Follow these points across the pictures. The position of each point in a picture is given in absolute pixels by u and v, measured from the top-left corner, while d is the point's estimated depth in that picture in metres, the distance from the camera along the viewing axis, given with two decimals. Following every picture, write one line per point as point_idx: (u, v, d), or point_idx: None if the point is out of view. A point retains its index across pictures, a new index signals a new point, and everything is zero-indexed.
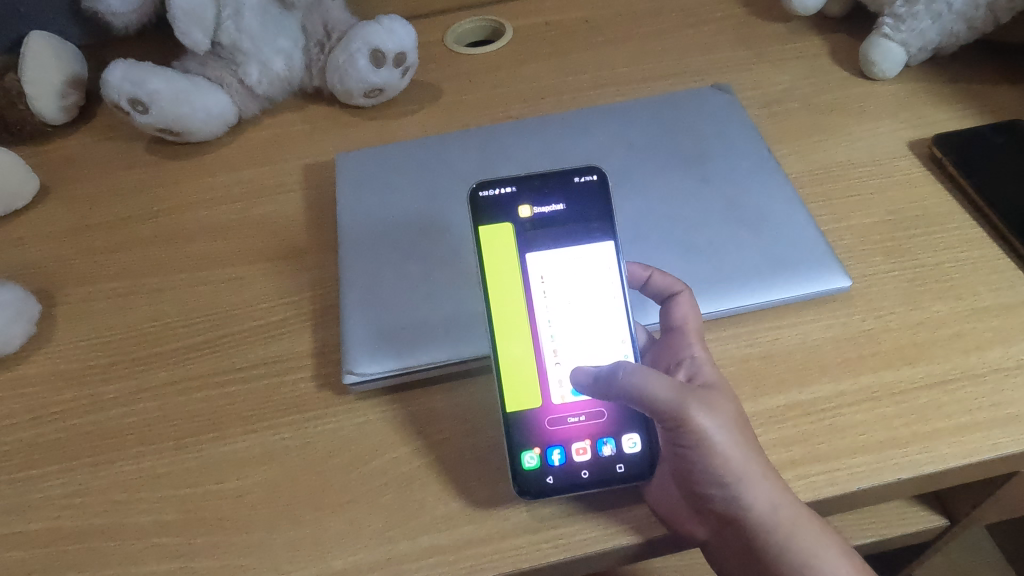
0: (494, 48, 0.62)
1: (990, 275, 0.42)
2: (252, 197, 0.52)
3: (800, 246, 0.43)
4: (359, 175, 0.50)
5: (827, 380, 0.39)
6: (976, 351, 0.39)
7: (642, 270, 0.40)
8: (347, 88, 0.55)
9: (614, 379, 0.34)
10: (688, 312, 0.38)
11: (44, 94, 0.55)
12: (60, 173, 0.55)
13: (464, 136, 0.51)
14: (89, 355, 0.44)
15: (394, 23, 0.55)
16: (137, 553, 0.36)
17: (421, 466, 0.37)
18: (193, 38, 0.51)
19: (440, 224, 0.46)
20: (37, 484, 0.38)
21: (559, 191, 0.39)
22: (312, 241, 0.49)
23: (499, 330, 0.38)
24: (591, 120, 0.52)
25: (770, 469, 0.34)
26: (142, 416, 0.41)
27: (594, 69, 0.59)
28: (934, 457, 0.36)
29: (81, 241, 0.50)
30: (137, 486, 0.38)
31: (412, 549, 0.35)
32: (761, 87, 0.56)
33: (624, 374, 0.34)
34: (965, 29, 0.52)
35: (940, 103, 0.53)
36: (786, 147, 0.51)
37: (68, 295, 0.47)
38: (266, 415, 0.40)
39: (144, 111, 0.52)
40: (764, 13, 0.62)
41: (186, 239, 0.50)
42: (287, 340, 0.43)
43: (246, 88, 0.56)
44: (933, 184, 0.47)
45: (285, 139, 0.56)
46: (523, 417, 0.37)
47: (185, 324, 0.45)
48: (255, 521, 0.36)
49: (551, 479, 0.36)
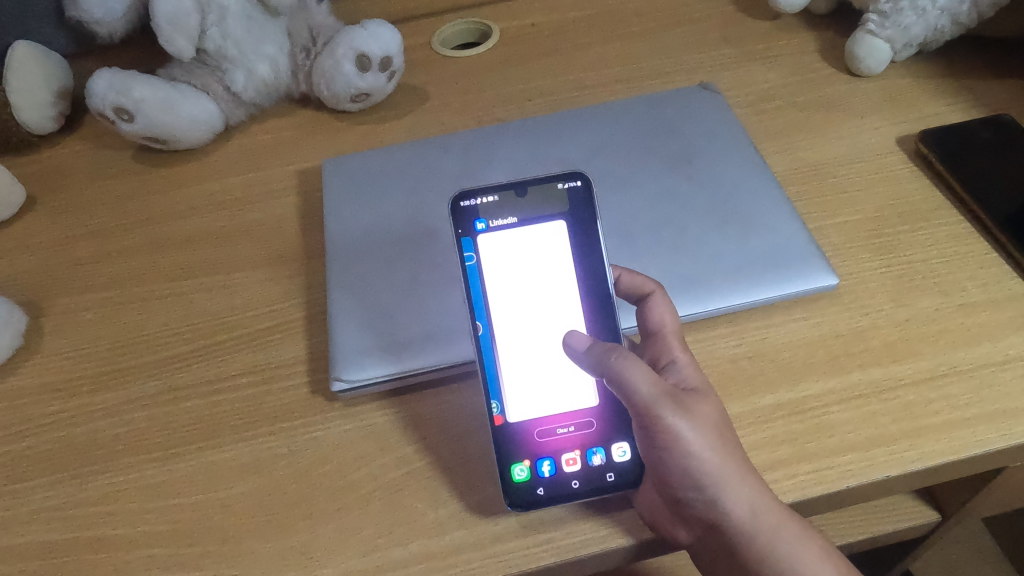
0: (480, 50, 0.62)
1: (977, 269, 0.42)
2: (239, 204, 0.52)
3: (786, 246, 0.43)
4: (345, 180, 0.50)
5: (815, 379, 0.39)
6: (963, 347, 0.39)
7: (612, 270, 0.40)
8: (334, 93, 0.55)
9: (608, 362, 0.34)
10: (665, 314, 0.38)
11: (30, 103, 0.55)
12: (46, 183, 0.55)
13: (451, 139, 0.51)
14: (76, 366, 0.44)
15: (379, 27, 0.55)
16: (124, 564, 0.35)
17: (410, 473, 0.37)
18: (178, 45, 0.51)
19: (427, 229, 0.46)
20: (24, 496, 0.38)
21: (544, 197, 0.39)
22: (299, 247, 0.49)
23: (483, 338, 0.38)
24: (577, 122, 0.51)
25: (752, 473, 0.34)
26: (129, 426, 0.40)
27: (580, 70, 0.59)
28: (921, 453, 0.36)
29: (67, 251, 0.50)
30: (125, 496, 0.38)
31: (401, 556, 0.35)
32: (748, 85, 0.56)
33: (611, 367, 0.34)
34: (949, 24, 0.52)
35: (926, 98, 0.53)
36: (773, 145, 0.51)
37: (55, 306, 0.47)
38: (253, 423, 0.40)
39: (130, 120, 0.52)
40: (750, 11, 0.62)
41: (172, 247, 0.50)
42: (275, 347, 0.43)
43: (232, 95, 0.56)
44: (919, 180, 0.48)
45: (272, 145, 0.56)
46: (513, 430, 0.37)
47: (172, 333, 0.45)
48: (245, 530, 0.36)
49: (542, 491, 0.36)
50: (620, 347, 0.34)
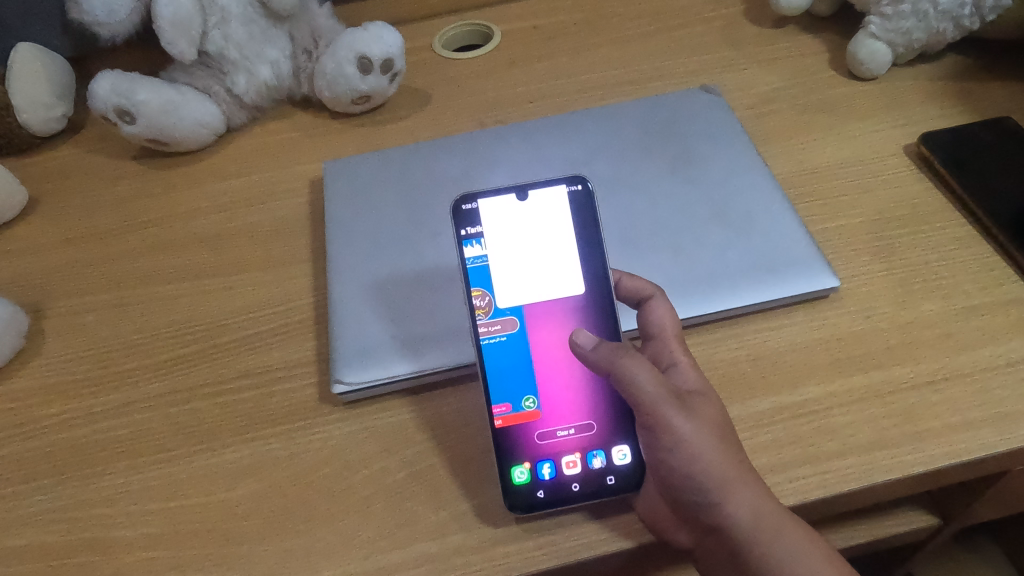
0: (482, 52, 0.62)
1: (979, 273, 0.42)
2: (241, 206, 0.52)
3: (787, 249, 0.43)
4: (347, 181, 0.50)
5: (817, 381, 0.39)
6: (966, 350, 0.39)
7: (612, 274, 0.40)
8: (335, 95, 0.55)
9: (615, 358, 0.34)
10: (664, 317, 0.38)
11: (31, 104, 0.55)
12: (48, 185, 0.55)
13: (453, 141, 0.52)
14: (77, 367, 0.44)
15: (381, 29, 0.54)
16: (125, 565, 0.35)
17: (411, 475, 0.37)
18: (180, 48, 0.51)
19: (429, 231, 0.46)
20: (25, 498, 0.38)
21: (545, 202, 0.39)
22: (301, 248, 0.49)
23: (513, 334, 0.38)
24: (580, 124, 0.52)
25: (754, 476, 0.34)
26: (130, 428, 0.40)
27: (582, 72, 0.59)
28: (924, 457, 0.36)
29: (69, 253, 0.50)
30: (126, 498, 0.38)
31: (402, 559, 0.35)
32: (749, 88, 0.56)
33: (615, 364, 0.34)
34: (952, 28, 0.52)
35: (928, 100, 0.53)
36: (774, 148, 0.51)
37: (58, 308, 0.47)
38: (255, 425, 0.40)
39: (131, 122, 0.52)
40: (751, 14, 0.62)
41: (173, 249, 0.50)
42: (277, 349, 0.43)
43: (233, 97, 0.56)
44: (921, 183, 0.48)
45: (275, 147, 0.56)
46: (513, 432, 0.37)
47: (173, 335, 0.45)
48: (245, 531, 0.36)
49: (542, 493, 0.35)
50: (625, 346, 0.35)
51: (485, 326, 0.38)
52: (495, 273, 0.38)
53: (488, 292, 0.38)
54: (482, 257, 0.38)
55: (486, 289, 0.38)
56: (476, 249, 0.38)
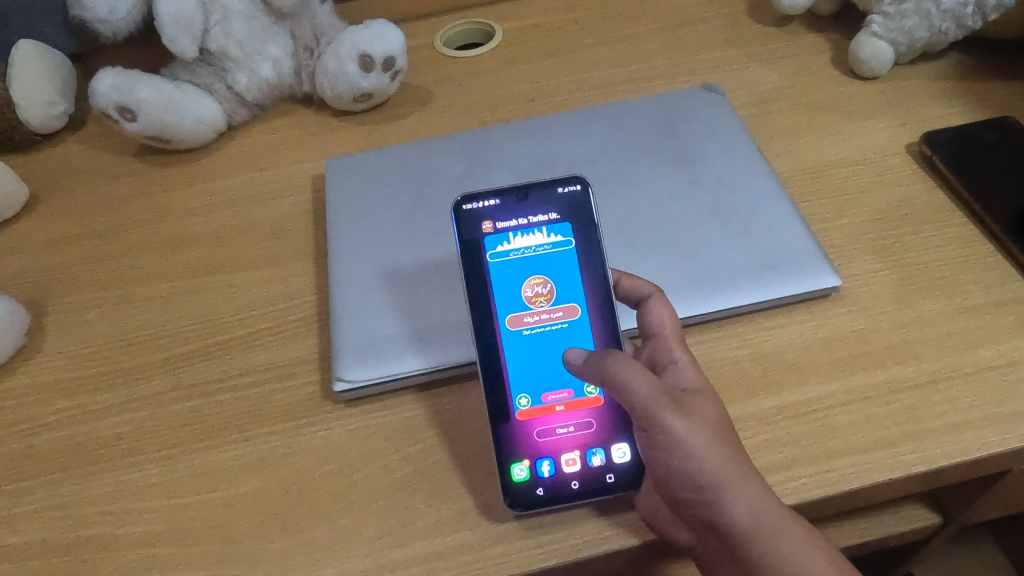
0: (483, 50, 0.62)
1: (981, 273, 0.42)
2: (243, 203, 0.52)
3: (790, 248, 0.43)
4: (348, 179, 0.50)
5: (818, 381, 0.39)
6: (967, 350, 0.39)
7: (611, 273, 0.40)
8: (337, 93, 0.55)
9: (603, 365, 0.34)
10: (664, 317, 0.38)
11: (32, 102, 0.55)
12: (49, 183, 0.55)
13: (454, 139, 0.51)
14: (78, 365, 0.44)
15: (383, 27, 0.54)
16: (125, 563, 0.35)
17: (412, 473, 0.37)
18: (182, 45, 0.51)
19: (430, 229, 0.46)
20: (26, 496, 0.38)
21: (546, 201, 0.39)
22: (301, 246, 0.49)
23: (575, 321, 0.38)
24: (581, 122, 0.51)
25: (753, 474, 0.34)
26: (130, 426, 0.40)
27: (584, 70, 0.59)
28: (925, 456, 0.36)
29: (70, 250, 0.50)
30: (127, 495, 0.38)
31: (402, 557, 0.35)
32: (751, 86, 0.56)
33: (607, 369, 0.34)
34: (954, 27, 0.52)
35: (930, 100, 0.53)
36: (776, 147, 0.51)
37: (59, 305, 0.47)
38: (255, 423, 0.40)
39: (132, 120, 0.52)
40: (753, 12, 0.62)
41: (174, 246, 0.50)
42: (277, 346, 0.43)
43: (234, 94, 0.56)
44: (922, 183, 0.47)
45: (276, 145, 0.56)
46: (513, 430, 0.37)
47: (174, 332, 0.45)
48: (246, 529, 0.36)
49: (541, 491, 0.35)
50: (615, 351, 0.35)
51: (548, 314, 0.38)
52: (558, 261, 0.39)
53: (550, 280, 0.38)
54: (544, 245, 0.39)
55: (549, 276, 0.38)
56: (538, 237, 0.39)
